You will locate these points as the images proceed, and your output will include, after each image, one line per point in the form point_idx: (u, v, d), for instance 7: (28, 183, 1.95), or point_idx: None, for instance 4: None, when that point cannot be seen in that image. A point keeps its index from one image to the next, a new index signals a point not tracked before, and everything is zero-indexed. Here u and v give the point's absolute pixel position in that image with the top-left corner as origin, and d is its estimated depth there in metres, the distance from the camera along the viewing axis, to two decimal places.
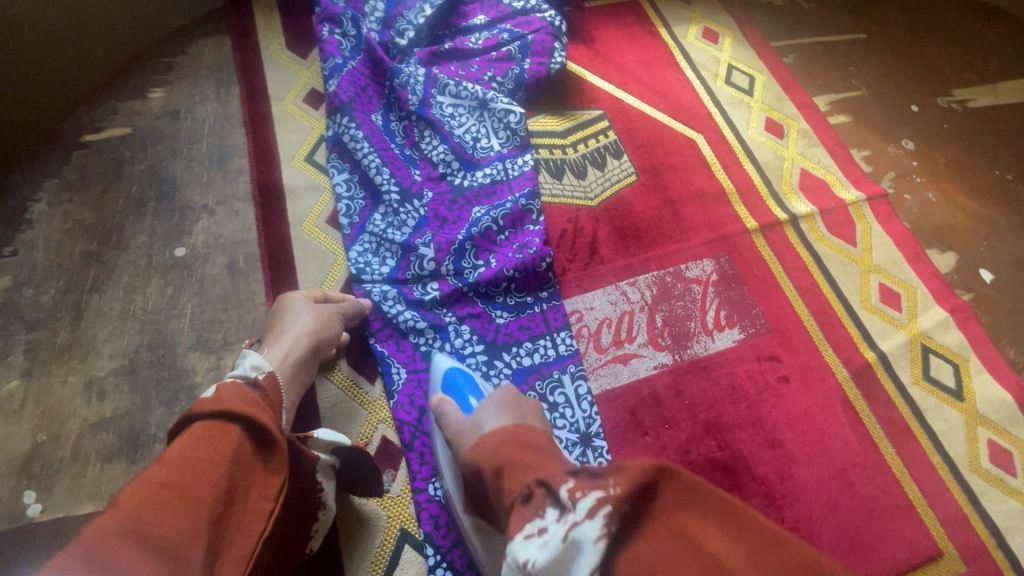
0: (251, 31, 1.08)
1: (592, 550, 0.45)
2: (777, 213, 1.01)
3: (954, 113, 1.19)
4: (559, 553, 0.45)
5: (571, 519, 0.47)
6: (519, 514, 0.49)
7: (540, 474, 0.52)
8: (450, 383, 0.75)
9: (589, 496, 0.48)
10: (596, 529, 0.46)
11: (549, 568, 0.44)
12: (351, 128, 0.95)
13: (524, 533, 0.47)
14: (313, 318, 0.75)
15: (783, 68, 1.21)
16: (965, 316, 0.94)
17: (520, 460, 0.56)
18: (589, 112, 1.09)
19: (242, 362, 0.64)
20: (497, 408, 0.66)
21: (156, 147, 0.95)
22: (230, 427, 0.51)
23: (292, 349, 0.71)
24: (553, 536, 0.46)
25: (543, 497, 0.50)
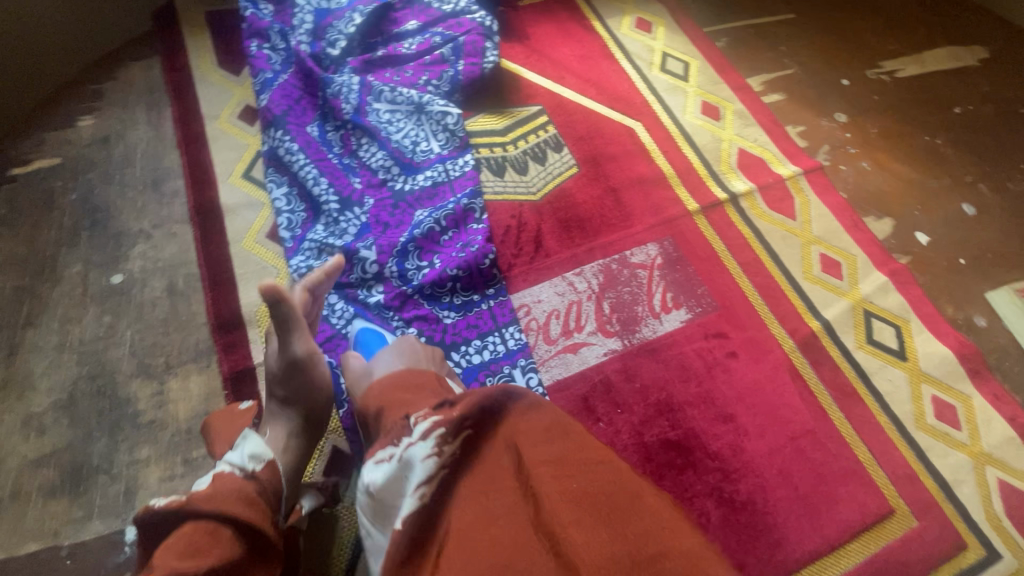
0: (180, 52, 1.07)
1: (418, 466, 0.47)
2: (717, 193, 1.03)
3: (883, 84, 1.23)
4: (394, 469, 0.49)
5: (408, 436, 0.51)
6: (378, 442, 0.53)
7: (406, 410, 0.55)
8: (362, 341, 0.79)
9: (427, 419, 0.51)
10: (424, 448, 0.48)
11: (385, 481, 0.49)
12: (286, 141, 0.94)
13: (376, 455, 0.51)
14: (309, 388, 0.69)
15: (716, 52, 1.24)
16: (904, 278, 0.97)
17: (401, 399, 0.57)
18: (527, 108, 1.10)
19: (241, 446, 0.61)
20: (388, 355, 0.68)
21: (87, 176, 0.93)
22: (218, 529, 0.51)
23: (286, 419, 0.68)
24: (394, 457, 0.50)
25: (401, 426, 0.53)
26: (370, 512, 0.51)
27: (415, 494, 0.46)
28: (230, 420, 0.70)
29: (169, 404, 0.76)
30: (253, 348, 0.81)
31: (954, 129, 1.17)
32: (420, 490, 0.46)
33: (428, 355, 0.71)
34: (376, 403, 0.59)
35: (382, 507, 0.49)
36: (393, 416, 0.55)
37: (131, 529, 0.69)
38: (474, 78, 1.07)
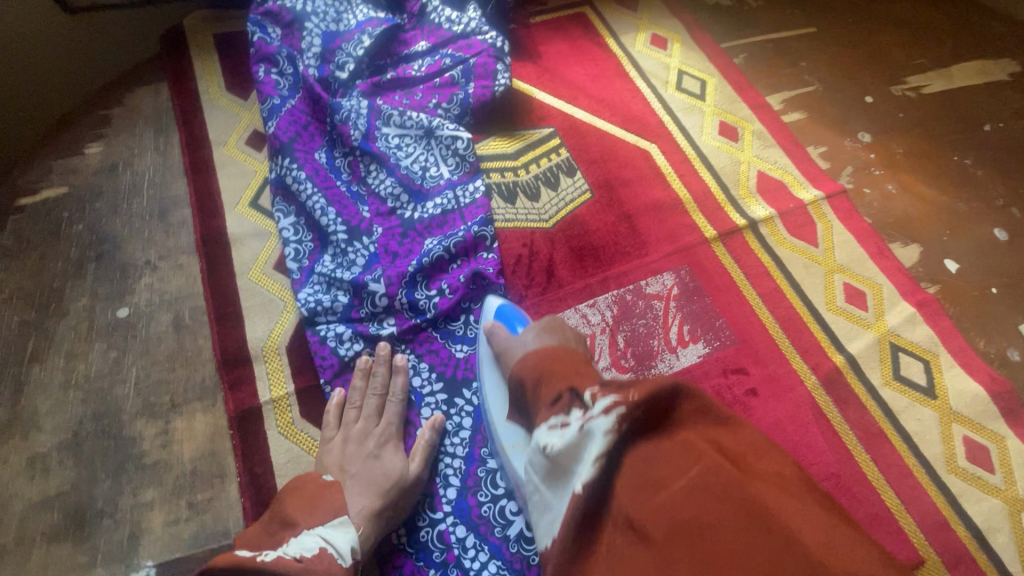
0: (188, 76, 1.06)
1: (599, 439, 0.54)
2: (736, 219, 1.00)
3: (909, 101, 1.19)
4: (573, 438, 0.56)
5: (585, 409, 0.58)
6: (546, 411, 0.61)
7: (570, 383, 0.62)
8: (502, 316, 0.82)
9: (605, 397, 0.57)
10: (606, 422, 0.54)
11: (564, 446, 0.56)
12: (293, 169, 0.93)
13: (548, 421, 0.59)
14: (395, 473, 0.70)
15: (734, 69, 1.20)
16: (933, 310, 0.93)
17: (559, 370, 0.65)
18: (539, 131, 1.07)
19: (336, 532, 0.62)
20: (534, 329, 0.73)
21: (94, 205, 0.92)
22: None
23: (368, 502, 0.67)
24: (572, 425, 0.57)
25: (569, 399, 0.60)
26: (545, 466, 0.60)
27: (594, 462, 0.54)
28: (310, 496, 0.64)
29: (174, 445, 0.75)
30: (259, 385, 0.79)
31: (984, 148, 1.12)
32: (598, 460, 0.54)
33: (565, 327, 0.75)
34: (533, 373, 0.67)
35: (557, 465, 0.57)
36: (552, 387, 0.63)
37: None
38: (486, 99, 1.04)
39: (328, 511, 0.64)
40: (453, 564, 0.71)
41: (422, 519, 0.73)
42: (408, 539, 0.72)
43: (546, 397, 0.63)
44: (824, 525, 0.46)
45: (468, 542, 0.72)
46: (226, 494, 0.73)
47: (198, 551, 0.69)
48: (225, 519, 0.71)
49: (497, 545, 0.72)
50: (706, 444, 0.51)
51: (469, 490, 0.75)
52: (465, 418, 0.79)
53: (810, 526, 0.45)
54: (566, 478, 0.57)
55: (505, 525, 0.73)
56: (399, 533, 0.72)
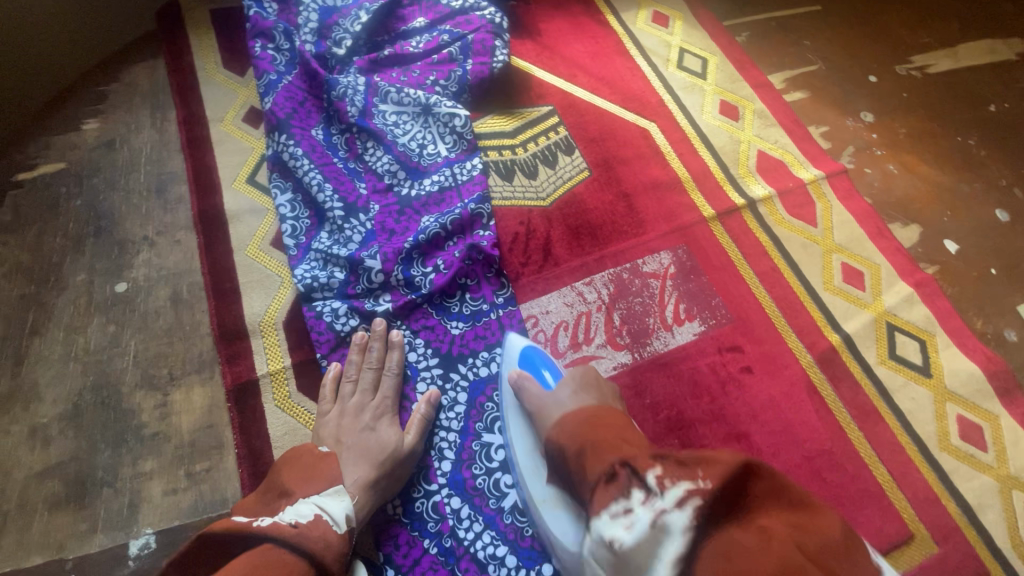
0: (185, 52, 1.05)
1: (679, 537, 0.48)
2: (735, 198, 0.99)
3: (913, 80, 1.17)
4: (643, 535, 0.49)
5: (654, 493, 0.51)
6: (603, 496, 0.54)
7: (621, 454, 0.57)
8: (526, 360, 0.78)
9: (680, 484, 0.51)
10: (683, 517, 0.49)
11: (634, 545, 0.49)
12: (290, 146, 0.92)
13: (609, 510, 0.52)
14: (390, 445, 0.71)
15: (736, 47, 1.18)
16: (931, 290, 0.93)
17: (606, 439, 0.59)
18: (538, 109, 1.06)
19: (330, 500, 0.62)
20: (569, 389, 0.71)
21: (91, 181, 0.92)
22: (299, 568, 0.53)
23: (363, 472, 0.68)
24: (638, 519, 0.50)
25: (627, 477, 0.54)
26: (608, 564, 0.51)
27: (671, 563, 0.47)
28: (307, 465, 0.65)
29: (172, 417, 0.76)
30: (257, 359, 0.80)
31: (988, 129, 1.11)
32: (676, 563, 0.47)
33: (596, 379, 0.73)
34: (572, 441, 0.62)
35: (623, 563, 0.49)
36: (600, 459, 0.57)
37: (134, 544, 0.69)
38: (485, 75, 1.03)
39: (324, 480, 0.64)
40: (447, 534, 0.72)
41: (418, 491, 0.74)
42: (403, 509, 0.73)
43: (593, 470, 0.57)
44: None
45: (462, 513, 0.73)
46: (223, 465, 0.74)
47: (197, 519, 0.71)
48: (223, 489, 0.72)
49: (491, 516, 0.73)
50: (782, 530, 0.47)
51: (464, 463, 0.76)
52: (461, 393, 0.80)
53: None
54: None
55: (499, 497, 0.74)
56: (394, 504, 0.73)
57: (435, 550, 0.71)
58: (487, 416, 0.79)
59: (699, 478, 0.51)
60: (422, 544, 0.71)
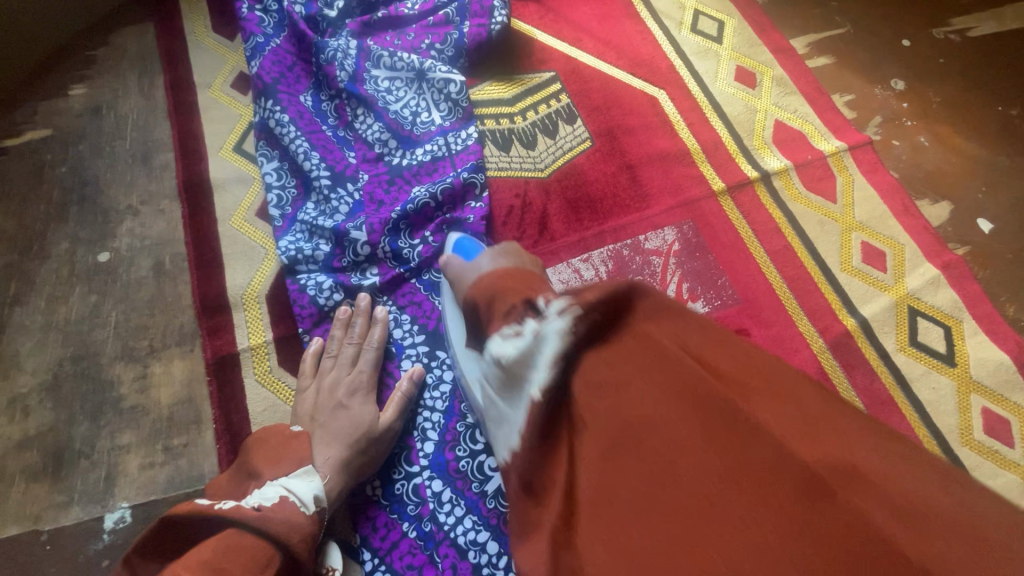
0: (175, 15, 1.02)
1: (554, 341, 0.45)
2: (747, 171, 0.92)
3: (951, 45, 1.07)
4: (525, 346, 0.47)
5: (539, 316, 0.47)
6: (498, 321, 0.51)
7: (525, 294, 0.51)
8: (459, 249, 0.74)
9: (560, 302, 0.46)
10: (560, 324, 0.45)
11: (518, 357, 0.48)
12: (276, 112, 0.88)
13: (500, 331, 0.50)
14: (365, 422, 0.68)
15: (756, 9, 1.10)
16: (959, 272, 0.85)
17: (511, 285, 0.53)
18: (540, 75, 1.00)
19: (297, 480, 0.59)
20: (487, 261, 0.63)
21: (77, 148, 0.90)
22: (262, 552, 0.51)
23: (334, 452, 0.65)
24: (523, 332, 0.48)
25: (523, 308, 0.49)
26: (498, 377, 0.52)
27: (550, 368, 0.46)
28: (278, 445, 0.64)
29: (152, 390, 0.74)
30: (238, 333, 0.78)
31: None
32: (554, 366, 0.46)
33: (519, 252, 0.65)
34: (484, 295, 0.56)
35: (512, 378, 0.49)
36: (506, 299, 0.52)
37: (111, 517, 0.68)
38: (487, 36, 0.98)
39: (295, 461, 0.62)
40: (428, 518, 0.69)
41: (398, 472, 0.71)
42: (383, 491, 0.70)
43: (495, 323, 0.52)
44: (801, 421, 0.38)
45: (444, 496, 0.70)
46: (201, 439, 0.72)
47: (174, 494, 0.69)
48: (200, 464, 0.71)
49: (473, 501, 0.70)
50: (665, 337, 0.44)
51: (447, 445, 0.72)
52: (446, 371, 0.76)
53: (785, 417, 0.38)
54: (520, 385, 0.49)
55: (482, 481, 0.71)
56: (373, 485, 0.71)
57: (414, 535, 0.69)
58: None
59: (580, 295, 0.46)
60: (400, 528, 0.69)
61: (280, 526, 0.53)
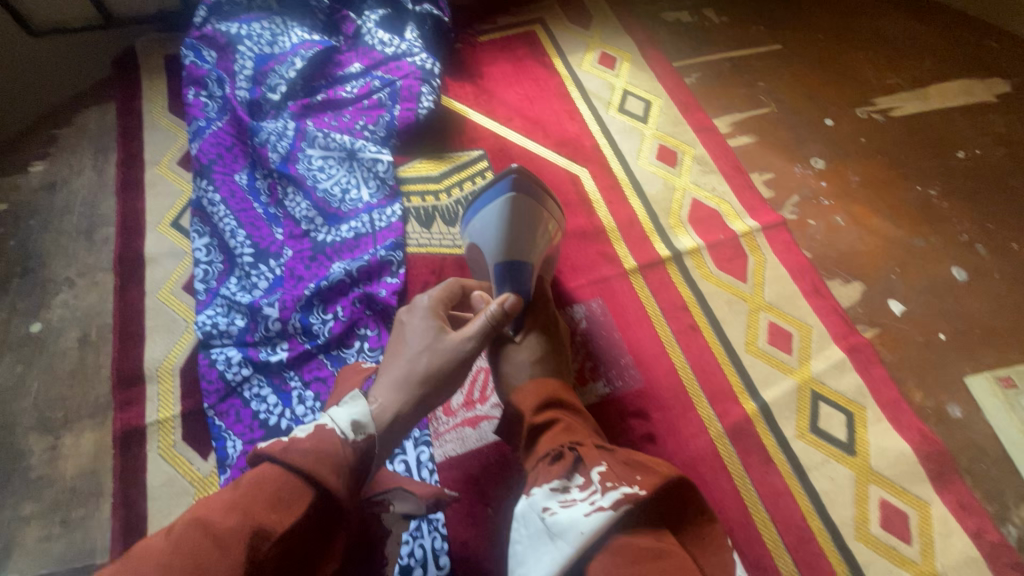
0: (135, 97, 1.10)
1: (605, 518, 0.50)
2: (660, 250, 0.95)
3: (875, 124, 1.10)
4: (573, 516, 0.51)
5: (597, 490, 0.53)
6: (547, 469, 0.57)
7: (572, 439, 0.59)
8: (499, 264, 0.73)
9: (619, 487, 0.52)
10: (613, 503, 0.50)
11: (566, 518, 0.52)
12: (210, 192, 0.95)
13: (549, 483, 0.55)
14: (430, 344, 0.64)
15: (684, 89, 1.14)
16: (865, 356, 0.85)
17: (552, 424, 0.61)
18: (468, 153, 1.06)
19: (345, 408, 0.55)
20: (528, 349, 0.71)
21: (28, 222, 0.97)
22: (302, 491, 0.48)
23: (396, 374, 0.61)
24: (576, 501, 0.53)
25: (572, 459, 0.57)
26: (535, 532, 0.53)
27: (597, 536, 0.49)
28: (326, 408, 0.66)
29: (60, 460, 0.78)
30: (148, 406, 0.81)
31: (952, 178, 1.03)
32: (599, 536, 0.50)
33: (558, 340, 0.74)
34: (531, 408, 0.63)
35: (549, 533, 0.52)
36: (550, 443, 0.59)
37: None
38: (491, 188, 0.76)
39: None
40: None
41: None
42: None
43: (545, 446, 0.59)
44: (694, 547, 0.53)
45: None
46: (99, 512, 0.75)
47: (65, 567, 0.71)
48: (92, 538, 0.73)
49: None
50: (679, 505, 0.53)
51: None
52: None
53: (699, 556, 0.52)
54: (556, 544, 0.51)
55: None
56: None
57: None
58: None
59: (635, 486, 0.52)
60: None
61: (314, 466, 0.49)
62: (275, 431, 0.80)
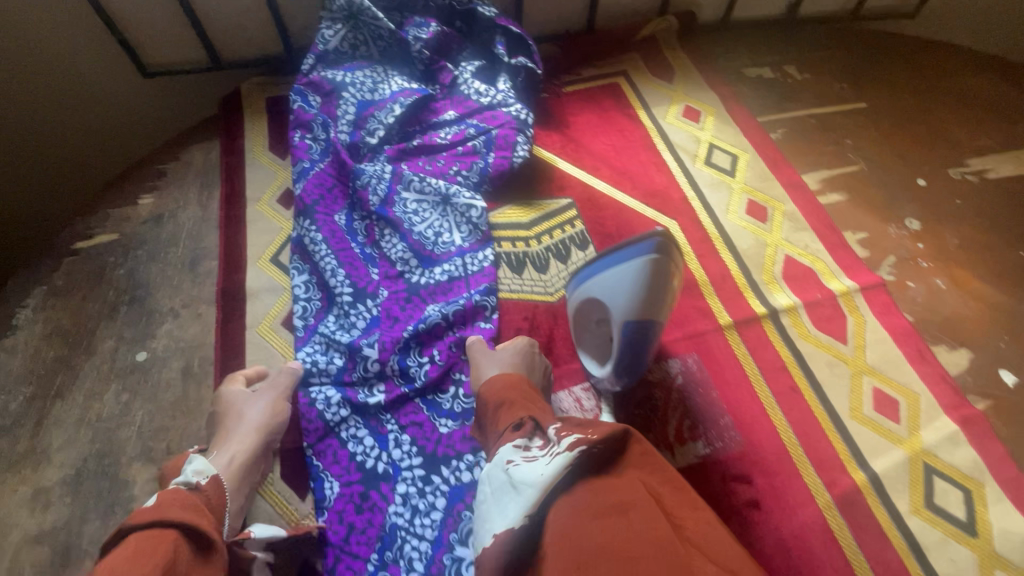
0: (239, 136, 1.15)
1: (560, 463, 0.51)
2: (755, 307, 0.94)
3: (969, 186, 1.09)
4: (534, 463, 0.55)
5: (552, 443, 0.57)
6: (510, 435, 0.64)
7: (532, 416, 0.67)
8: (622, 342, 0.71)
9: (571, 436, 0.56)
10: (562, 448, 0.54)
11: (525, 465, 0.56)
12: (312, 231, 0.97)
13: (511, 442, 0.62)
14: (258, 408, 0.80)
15: (770, 144, 1.15)
16: (980, 429, 0.82)
17: (519, 404, 0.70)
18: (557, 201, 1.07)
19: (188, 467, 0.71)
20: (508, 351, 0.82)
21: (136, 252, 1.01)
22: (165, 533, 0.56)
23: (248, 433, 0.77)
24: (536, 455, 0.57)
25: (530, 427, 0.65)
26: (499, 486, 0.57)
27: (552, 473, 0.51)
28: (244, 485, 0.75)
29: None
30: None
31: None
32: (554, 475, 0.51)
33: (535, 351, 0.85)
34: (496, 398, 0.73)
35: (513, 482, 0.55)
36: (511, 417, 0.68)
37: None
38: (623, 244, 0.68)
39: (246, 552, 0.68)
40: None
41: None
42: None
43: (505, 422, 0.68)
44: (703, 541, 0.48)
45: None
46: None
47: None
48: None
49: None
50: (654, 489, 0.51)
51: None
52: (439, 498, 0.77)
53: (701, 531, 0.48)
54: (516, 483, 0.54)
55: None
56: None
57: None
58: (463, 526, 0.74)
59: (586, 433, 0.54)
60: None
61: (183, 515, 0.59)
62: (372, 474, 0.79)
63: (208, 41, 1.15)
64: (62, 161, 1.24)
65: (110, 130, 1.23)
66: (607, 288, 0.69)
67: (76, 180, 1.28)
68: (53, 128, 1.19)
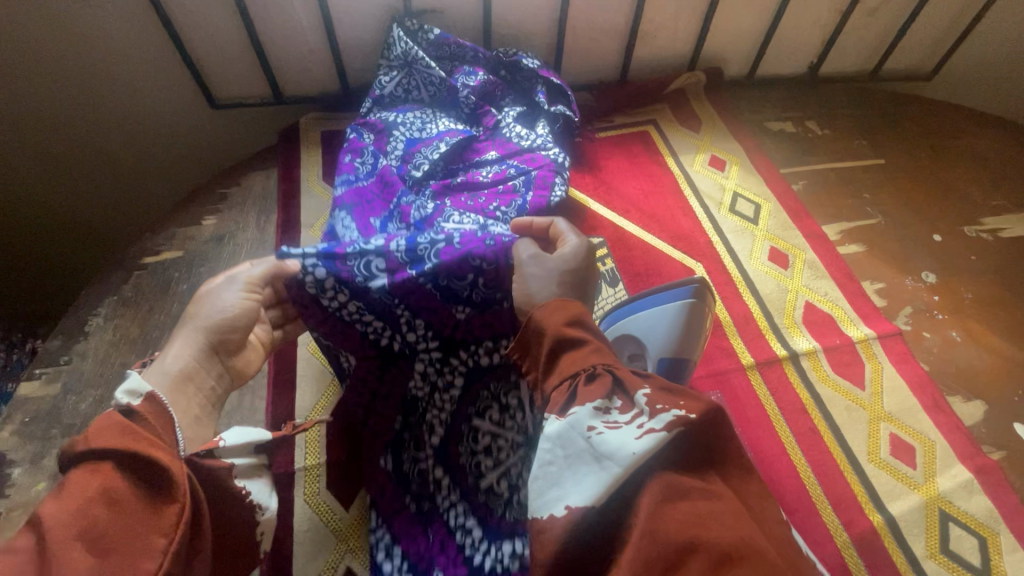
0: (295, 165, 1.25)
1: (655, 441, 0.51)
2: (776, 349, 0.98)
3: (984, 243, 1.14)
4: (621, 435, 0.52)
5: (642, 413, 0.54)
6: (584, 387, 0.57)
7: (608, 364, 0.58)
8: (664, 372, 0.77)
9: (669, 411, 0.53)
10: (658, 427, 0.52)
11: (612, 437, 0.52)
12: (348, 231, 1.05)
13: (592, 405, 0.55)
14: (217, 306, 0.70)
15: (791, 195, 1.22)
16: (994, 479, 0.85)
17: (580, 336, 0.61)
18: (589, 240, 1.14)
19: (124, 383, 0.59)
20: (561, 264, 0.73)
21: (199, 269, 1.09)
22: (108, 467, 0.48)
23: (196, 337, 0.68)
24: (620, 427, 0.53)
25: (606, 381, 0.56)
26: (579, 455, 0.53)
27: (647, 450, 0.50)
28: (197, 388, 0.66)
29: None
30: (297, 452, 0.87)
31: None
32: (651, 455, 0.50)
33: (589, 264, 0.75)
34: (554, 329, 0.62)
35: (600, 455, 0.52)
36: (579, 363, 0.58)
37: None
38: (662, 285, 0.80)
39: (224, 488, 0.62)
40: None
41: None
42: None
43: (573, 368, 0.58)
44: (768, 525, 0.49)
45: None
46: None
47: None
48: None
49: None
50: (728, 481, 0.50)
51: (452, 440, 0.82)
52: (457, 377, 0.83)
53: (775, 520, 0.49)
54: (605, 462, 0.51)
55: (477, 477, 0.80)
56: None
57: None
58: (479, 403, 0.83)
59: (682, 409, 0.53)
60: None
61: (130, 445, 0.50)
62: (390, 352, 0.83)
63: (274, 80, 1.25)
64: (136, 175, 1.35)
65: (176, 154, 1.34)
66: (656, 318, 0.77)
67: (143, 196, 1.40)
68: (128, 144, 1.29)
